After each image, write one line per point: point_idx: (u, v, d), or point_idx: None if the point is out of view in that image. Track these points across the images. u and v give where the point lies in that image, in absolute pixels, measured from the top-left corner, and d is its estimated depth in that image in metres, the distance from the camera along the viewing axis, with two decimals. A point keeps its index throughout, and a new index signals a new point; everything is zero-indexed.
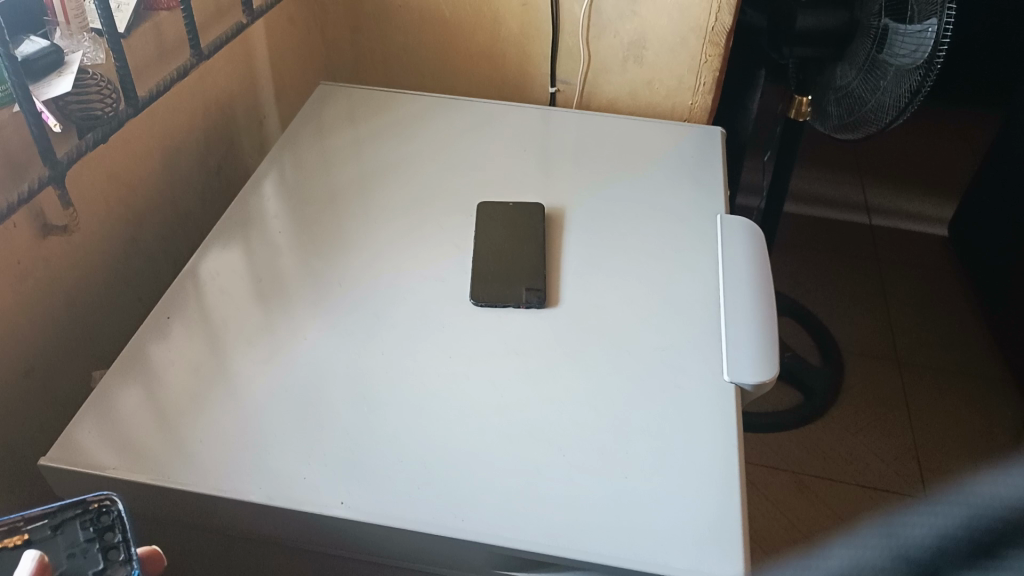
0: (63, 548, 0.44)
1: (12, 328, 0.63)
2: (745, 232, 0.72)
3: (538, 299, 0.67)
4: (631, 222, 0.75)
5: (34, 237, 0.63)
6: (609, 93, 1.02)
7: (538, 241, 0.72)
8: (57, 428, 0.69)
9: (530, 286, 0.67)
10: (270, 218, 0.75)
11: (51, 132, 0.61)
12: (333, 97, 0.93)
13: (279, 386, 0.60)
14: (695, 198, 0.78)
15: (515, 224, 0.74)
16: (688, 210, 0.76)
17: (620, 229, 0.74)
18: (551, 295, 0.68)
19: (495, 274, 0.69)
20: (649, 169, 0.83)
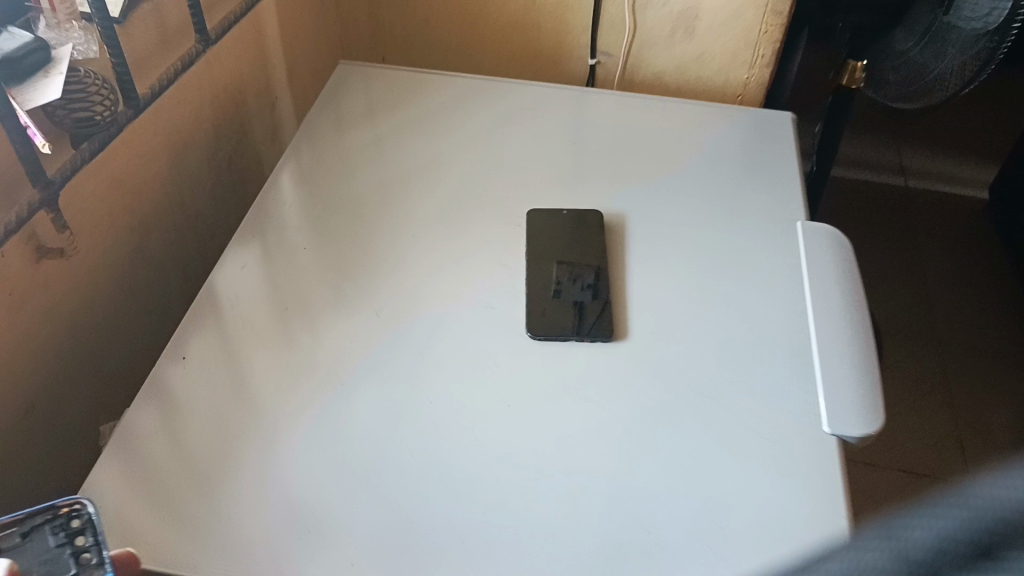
0: (35, 556, 0.40)
1: (10, 369, 0.54)
2: (834, 250, 0.64)
3: (586, 300, 0.61)
4: (701, 235, 0.67)
5: (29, 262, 0.54)
6: (655, 67, 0.92)
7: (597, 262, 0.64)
8: (62, 470, 0.61)
9: (561, 259, 0.64)
10: (296, 229, 0.67)
11: (41, 153, 0.51)
12: (350, 81, 0.84)
13: (320, 437, 0.53)
14: (771, 204, 0.70)
15: (573, 239, 0.66)
16: (766, 217, 0.68)
17: (688, 242, 0.66)
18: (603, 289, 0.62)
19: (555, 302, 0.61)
20: (716, 166, 0.74)
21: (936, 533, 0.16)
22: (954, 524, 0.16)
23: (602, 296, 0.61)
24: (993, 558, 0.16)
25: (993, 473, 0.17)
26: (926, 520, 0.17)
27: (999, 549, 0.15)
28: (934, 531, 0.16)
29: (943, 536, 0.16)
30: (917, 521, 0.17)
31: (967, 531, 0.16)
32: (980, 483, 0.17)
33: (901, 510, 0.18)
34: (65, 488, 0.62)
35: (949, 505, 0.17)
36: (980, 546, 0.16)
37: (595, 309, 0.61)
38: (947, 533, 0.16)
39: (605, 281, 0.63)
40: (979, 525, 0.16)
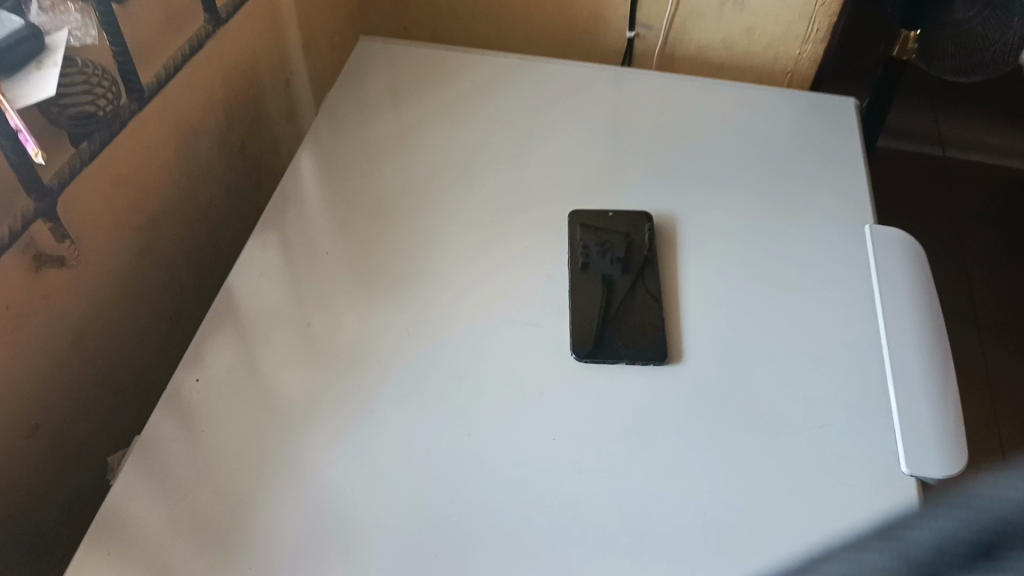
0: None
1: (9, 386, 0.50)
2: (910, 268, 0.60)
3: (614, 274, 0.60)
4: (757, 245, 0.63)
5: (26, 274, 0.50)
6: (700, 40, 0.86)
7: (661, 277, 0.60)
8: (69, 484, 0.58)
9: (585, 223, 0.63)
10: (326, 227, 0.63)
11: (33, 161, 0.46)
12: (371, 66, 0.79)
13: (356, 459, 0.49)
14: (832, 212, 0.65)
15: (620, 246, 0.61)
16: (828, 228, 0.64)
17: (745, 254, 0.62)
18: (633, 261, 0.61)
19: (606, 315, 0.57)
20: (771, 165, 0.69)
21: (940, 536, 0.19)
22: (957, 524, 0.18)
23: (632, 270, 0.60)
24: (992, 556, 0.18)
25: (992, 477, 0.19)
26: (931, 522, 0.19)
27: (997, 548, 0.18)
28: (939, 533, 0.19)
29: (943, 536, 0.19)
30: (924, 525, 0.19)
31: (969, 533, 0.18)
32: (982, 486, 0.19)
33: (913, 516, 0.21)
34: (72, 504, 0.58)
35: (953, 506, 0.19)
36: (980, 547, 0.18)
37: (625, 284, 0.60)
38: (947, 535, 0.19)
39: (660, 296, 0.58)
40: (979, 527, 0.18)
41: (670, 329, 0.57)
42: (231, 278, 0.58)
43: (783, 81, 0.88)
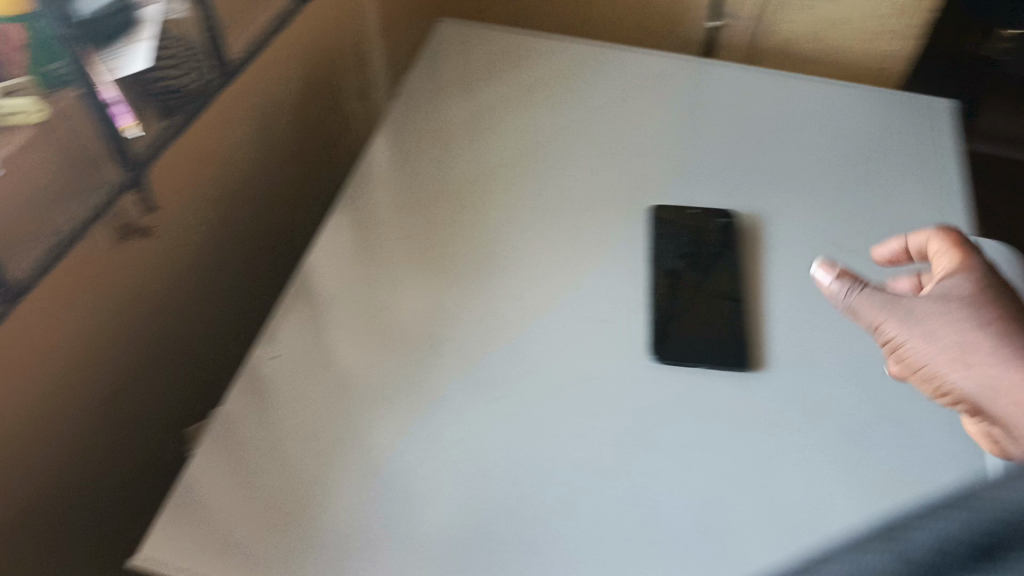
0: None
1: (93, 352, 0.51)
2: None
3: (679, 268, 0.59)
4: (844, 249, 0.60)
5: (113, 242, 0.50)
6: (786, 32, 0.84)
7: (736, 272, 0.59)
8: (144, 451, 0.59)
9: (654, 214, 0.63)
10: (401, 213, 0.63)
11: (126, 134, 0.47)
12: (446, 47, 0.78)
13: (427, 446, 0.49)
14: (924, 219, 0.63)
15: (701, 245, 0.60)
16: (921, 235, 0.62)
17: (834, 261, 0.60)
18: (701, 254, 0.60)
19: (670, 308, 0.57)
20: (860, 166, 0.67)
21: (937, 535, 0.17)
22: (957, 525, 0.17)
23: (699, 264, 0.60)
24: (992, 558, 0.16)
25: (992, 484, 0.17)
26: (924, 522, 0.17)
27: (999, 551, 0.16)
28: (934, 532, 0.17)
29: (942, 537, 0.17)
30: (915, 524, 0.17)
31: (971, 533, 0.16)
32: (987, 489, 0.17)
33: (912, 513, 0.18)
34: (143, 470, 0.59)
35: (951, 507, 0.17)
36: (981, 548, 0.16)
37: (689, 277, 0.59)
38: (945, 534, 0.17)
39: (740, 298, 0.57)
40: (978, 527, 0.16)
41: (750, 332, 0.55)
42: (308, 258, 0.59)
43: (871, 79, 0.86)
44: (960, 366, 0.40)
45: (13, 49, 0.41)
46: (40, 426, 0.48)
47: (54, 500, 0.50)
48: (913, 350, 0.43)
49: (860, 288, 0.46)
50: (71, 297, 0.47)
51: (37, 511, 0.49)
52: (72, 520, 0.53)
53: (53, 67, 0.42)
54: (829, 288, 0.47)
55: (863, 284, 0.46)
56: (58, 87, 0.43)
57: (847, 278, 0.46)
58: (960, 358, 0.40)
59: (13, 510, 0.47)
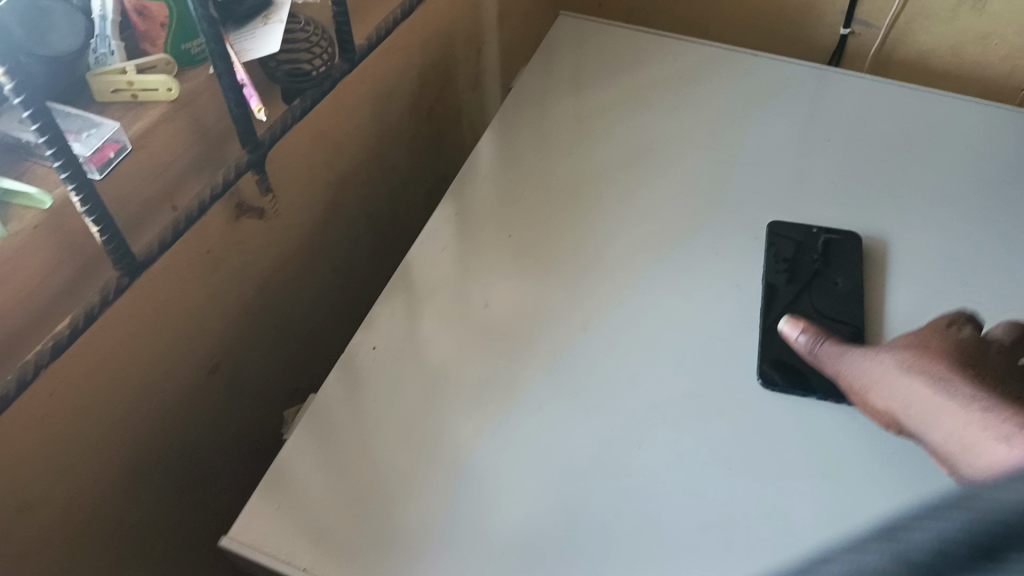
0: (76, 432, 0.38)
1: (200, 326, 0.52)
2: None
3: (779, 283, 0.56)
4: (976, 282, 0.56)
5: (228, 221, 0.51)
6: (925, 44, 0.79)
7: (840, 292, 0.56)
8: (240, 425, 0.60)
9: (771, 230, 0.60)
10: (506, 210, 0.62)
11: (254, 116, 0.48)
12: (562, 42, 0.77)
13: (519, 451, 0.48)
14: None
15: (813, 264, 0.58)
16: None
17: (965, 295, 0.56)
18: (801, 269, 0.57)
19: (766, 321, 0.54)
20: (1001, 193, 0.62)
21: (933, 536, 0.14)
22: (950, 526, 0.14)
23: (799, 280, 0.57)
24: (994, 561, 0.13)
25: (994, 482, 0.14)
26: (925, 521, 0.14)
27: (1000, 551, 0.13)
28: (934, 531, 0.14)
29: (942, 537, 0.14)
30: (917, 522, 0.15)
31: (969, 535, 0.13)
32: (984, 489, 0.14)
33: (916, 511, 0.15)
34: (236, 443, 0.61)
35: (949, 505, 0.14)
36: (981, 549, 0.13)
37: (787, 293, 0.56)
38: (945, 536, 0.14)
39: (846, 321, 0.54)
40: (979, 527, 0.13)
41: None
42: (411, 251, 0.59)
43: (1015, 99, 0.80)
44: (886, 383, 0.47)
45: (155, 27, 0.44)
46: (148, 395, 0.49)
47: (155, 466, 0.52)
48: (853, 384, 0.48)
49: (823, 340, 0.51)
50: (186, 271, 0.49)
51: (140, 476, 0.51)
52: (171, 487, 0.54)
53: (192, 45, 0.45)
54: (797, 343, 0.51)
55: (827, 338, 0.51)
56: (194, 64, 0.46)
57: (813, 332, 0.51)
58: (892, 380, 0.47)
59: (117, 473, 0.49)
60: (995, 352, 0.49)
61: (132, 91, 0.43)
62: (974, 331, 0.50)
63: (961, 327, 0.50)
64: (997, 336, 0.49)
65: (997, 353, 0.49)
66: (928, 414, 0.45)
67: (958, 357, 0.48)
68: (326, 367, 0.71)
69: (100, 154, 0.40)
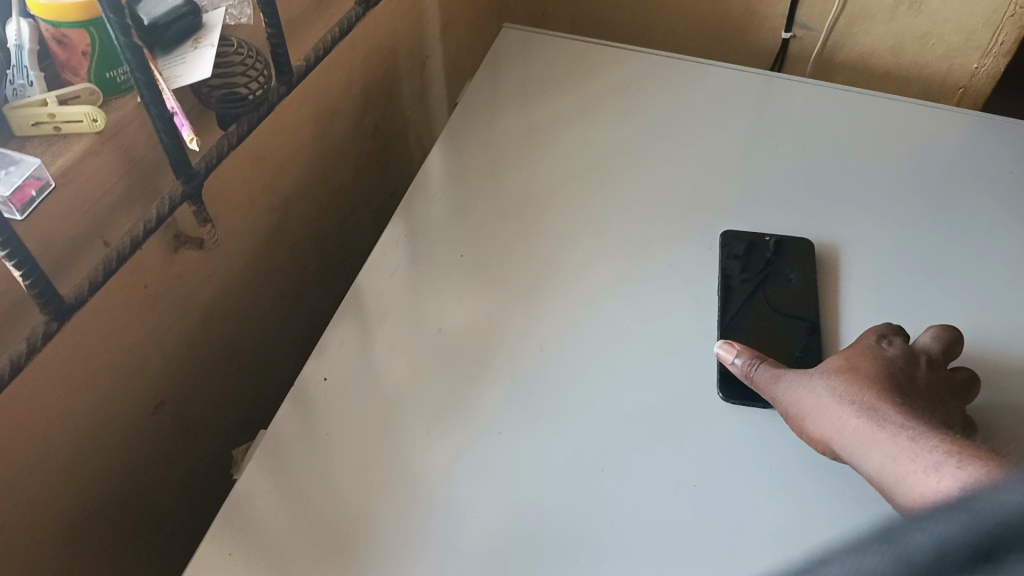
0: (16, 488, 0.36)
1: (141, 365, 0.50)
2: None
3: (733, 274, 0.58)
4: (927, 282, 0.57)
5: (165, 253, 0.49)
6: (865, 45, 0.80)
7: (794, 286, 0.57)
8: (189, 463, 0.58)
9: (724, 236, 0.60)
10: (457, 228, 0.61)
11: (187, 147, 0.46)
12: (507, 54, 0.76)
13: (481, 477, 0.47)
14: (1016, 253, 0.59)
15: (765, 265, 0.58)
16: (1010, 270, 0.58)
17: (915, 296, 0.56)
18: (754, 264, 0.58)
19: (724, 317, 0.55)
20: (945, 192, 0.63)
21: (934, 538, 0.14)
22: (954, 528, 0.14)
23: (754, 274, 0.58)
24: (993, 561, 0.13)
25: (995, 490, 0.15)
26: (926, 525, 0.15)
27: (999, 551, 0.13)
28: (935, 535, 0.14)
29: (942, 540, 0.14)
30: (919, 528, 0.15)
31: (970, 536, 0.14)
32: (990, 494, 0.15)
33: (915, 519, 0.16)
34: (187, 481, 0.58)
35: (954, 511, 0.15)
36: (981, 551, 0.14)
37: (743, 288, 0.57)
38: (945, 538, 0.14)
39: (803, 317, 0.55)
40: (981, 529, 0.14)
41: (807, 355, 0.53)
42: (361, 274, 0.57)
43: (952, 97, 0.81)
44: (818, 410, 0.46)
45: (76, 55, 0.42)
46: (86, 439, 0.47)
47: (97, 513, 0.49)
48: (790, 411, 0.47)
49: (759, 364, 0.49)
50: (122, 308, 0.46)
51: (80, 524, 0.48)
52: (115, 533, 0.52)
53: (116, 73, 0.43)
54: (733, 366, 0.50)
55: (762, 360, 0.50)
56: (120, 92, 0.44)
57: (748, 356, 0.50)
58: (826, 407, 0.46)
59: (54, 523, 0.46)
60: (925, 370, 0.48)
61: (54, 124, 0.41)
62: (901, 344, 0.50)
63: (890, 339, 0.50)
64: (925, 345, 0.50)
65: (926, 368, 0.48)
66: (858, 440, 0.44)
67: (890, 378, 0.47)
68: (279, 396, 0.69)
69: (22, 193, 0.39)
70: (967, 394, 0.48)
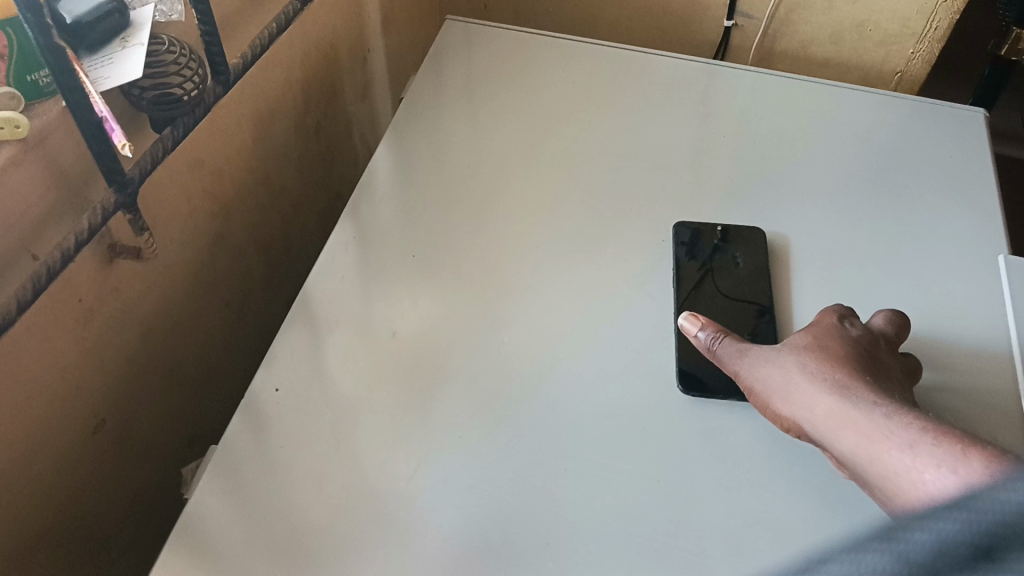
0: None
1: (79, 383, 0.47)
2: None
3: (682, 258, 0.58)
4: (875, 268, 0.58)
5: (101, 265, 0.46)
6: (805, 33, 0.81)
7: (743, 269, 0.57)
8: (134, 483, 0.55)
9: (675, 228, 0.60)
10: (408, 227, 0.60)
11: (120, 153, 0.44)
12: (450, 49, 0.75)
13: (446, 484, 0.46)
14: (959, 237, 0.60)
15: (713, 252, 0.58)
16: (953, 254, 0.59)
17: (864, 282, 0.57)
18: (701, 248, 0.59)
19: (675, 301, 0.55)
20: (888, 178, 0.64)
21: (934, 537, 0.13)
22: (954, 526, 0.13)
23: (701, 258, 0.58)
24: (993, 559, 0.12)
25: (997, 483, 0.14)
26: (926, 521, 0.14)
27: (1000, 550, 0.12)
28: (935, 532, 0.14)
29: (942, 538, 0.13)
30: (919, 524, 0.14)
31: (972, 535, 0.13)
32: (988, 490, 0.14)
33: (914, 515, 0.15)
34: (133, 501, 0.56)
35: (954, 507, 0.14)
36: (983, 551, 0.13)
37: (692, 271, 0.57)
38: (948, 537, 0.13)
39: (752, 302, 0.56)
40: (983, 528, 0.13)
41: (759, 337, 0.54)
42: (313, 278, 0.56)
43: (889, 83, 0.83)
44: (786, 387, 0.47)
45: None
46: (19, 467, 0.44)
47: (35, 543, 0.47)
48: (755, 385, 0.48)
49: (727, 342, 0.50)
50: (55, 327, 0.44)
51: (17, 556, 0.46)
52: (58, 561, 0.49)
53: (39, 75, 0.40)
54: (697, 340, 0.51)
55: (726, 335, 0.51)
56: (43, 97, 0.41)
57: (712, 330, 0.51)
58: (794, 384, 0.47)
59: None
60: (885, 351, 0.49)
61: None
62: (862, 325, 0.50)
63: (851, 321, 0.51)
64: (880, 328, 0.51)
65: (886, 349, 0.49)
66: (826, 416, 0.44)
67: (857, 359, 0.47)
68: (228, 406, 0.67)
69: None
70: (916, 378, 0.49)
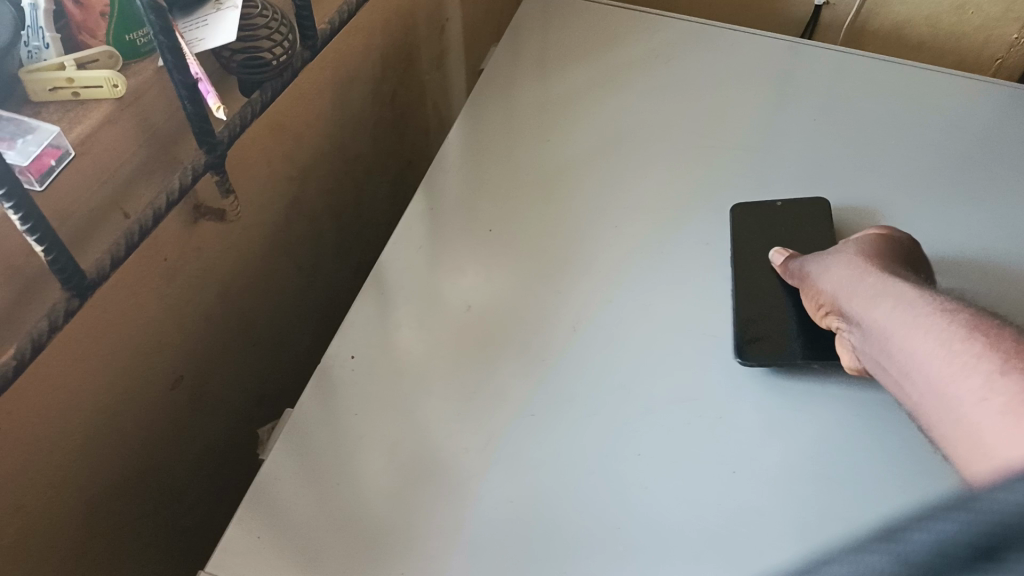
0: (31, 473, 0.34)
1: (161, 338, 0.48)
2: None
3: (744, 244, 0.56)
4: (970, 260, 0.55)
5: (185, 224, 0.47)
6: (900, 14, 0.77)
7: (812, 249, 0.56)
8: (204, 440, 0.57)
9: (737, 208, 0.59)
10: (478, 200, 0.60)
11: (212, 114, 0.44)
12: (527, 22, 0.74)
13: (511, 461, 0.45)
14: None
15: (770, 230, 0.57)
16: None
17: (961, 275, 0.54)
18: (759, 229, 0.57)
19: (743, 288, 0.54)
20: (985, 166, 0.61)
21: (935, 536, 0.13)
22: (953, 526, 0.13)
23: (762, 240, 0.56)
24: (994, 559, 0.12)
25: (997, 485, 0.13)
26: (928, 521, 0.13)
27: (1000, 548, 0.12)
28: (935, 532, 0.13)
29: (941, 539, 0.13)
30: (920, 523, 0.13)
31: (969, 536, 0.12)
32: (986, 491, 0.13)
33: (927, 510, 0.14)
34: (203, 455, 0.57)
35: (953, 507, 0.13)
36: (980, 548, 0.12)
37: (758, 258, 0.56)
38: (947, 537, 0.13)
39: None
40: (979, 529, 0.12)
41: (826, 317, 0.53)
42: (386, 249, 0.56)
43: (988, 69, 0.79)
44: (840, 279, 0.48)
45: (94, 16, 0.39)
46: (101, 418, 0.45)
47: (113, 493, 0.48)
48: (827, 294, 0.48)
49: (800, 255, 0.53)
50: (140, 283, 0.45)
51: (102, 502, 0.47)
52: (135, 510, 0.51)
53: (135, 35, 0.41)
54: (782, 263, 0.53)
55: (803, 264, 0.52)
56: (139, 56, 0.42)
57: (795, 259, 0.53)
58: (849, 276, 0.48)
59: (77, 501, 0.45)
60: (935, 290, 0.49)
61: (73, 88, 0.38)
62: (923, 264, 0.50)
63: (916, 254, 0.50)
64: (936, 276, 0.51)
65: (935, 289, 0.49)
66: (866, 303, 0.46)
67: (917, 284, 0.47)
68: (295, 370, 0.68)
69: (40, 162, 0.36)
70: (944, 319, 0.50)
